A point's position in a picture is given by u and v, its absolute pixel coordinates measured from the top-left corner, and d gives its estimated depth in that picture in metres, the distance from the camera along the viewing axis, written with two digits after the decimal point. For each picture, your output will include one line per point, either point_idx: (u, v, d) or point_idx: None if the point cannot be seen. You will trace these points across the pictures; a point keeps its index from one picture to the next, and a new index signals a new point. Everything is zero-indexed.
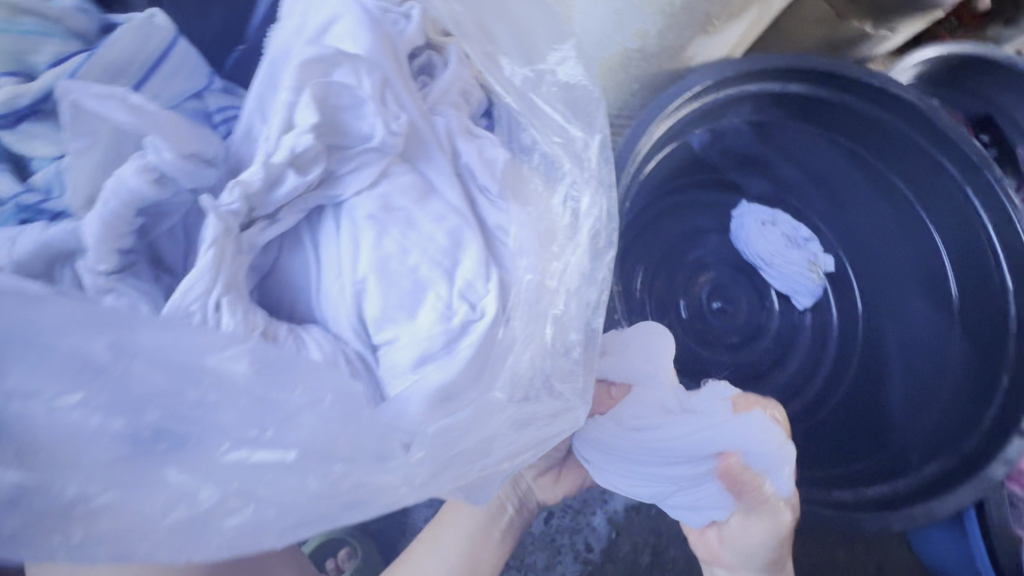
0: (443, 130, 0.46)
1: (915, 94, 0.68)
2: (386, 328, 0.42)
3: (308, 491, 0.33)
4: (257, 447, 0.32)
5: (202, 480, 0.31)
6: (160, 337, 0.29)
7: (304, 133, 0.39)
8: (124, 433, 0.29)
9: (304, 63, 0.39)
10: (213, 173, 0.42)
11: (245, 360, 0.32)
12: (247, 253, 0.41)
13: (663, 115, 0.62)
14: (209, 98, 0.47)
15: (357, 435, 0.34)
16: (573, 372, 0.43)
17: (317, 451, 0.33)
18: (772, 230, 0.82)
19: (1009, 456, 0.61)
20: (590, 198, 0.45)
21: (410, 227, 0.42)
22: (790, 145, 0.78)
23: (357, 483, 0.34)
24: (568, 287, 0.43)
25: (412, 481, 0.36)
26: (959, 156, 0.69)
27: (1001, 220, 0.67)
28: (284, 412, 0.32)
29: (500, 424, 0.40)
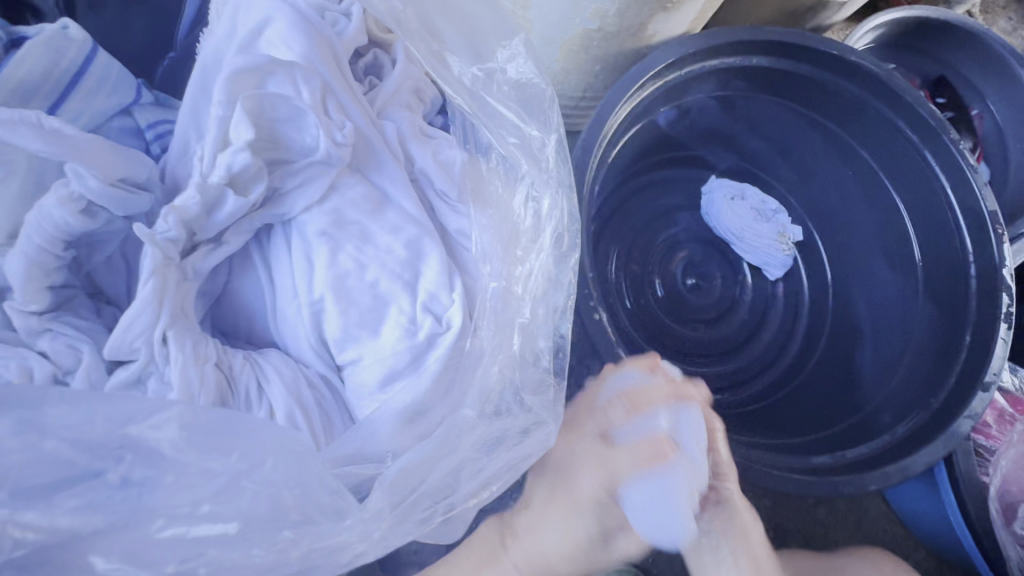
0: (393, 136, 0.44)
1: (872, 62, 0.70)
2: (348, 347, 0.40)
3: (254, 564, 0.30)
4: (194, 523, 0.29)
5: (133, 565, 0.28)
6: (67, 414, 0.28)
7: (239, 150, 0.36)
8: (41, 524, 0.27)
9: (234, 74, 0.36)
10: (147, 199, 0.39)
11: (172, 428, 0.29)
12: (193, 280, 0.38)
13: (626, 96, 0.61)
14: (139, 114, 0.44)
15: (306, 491, 0.31)
16: (543, 383, 0.39)
17: (261, 517, 0.30)
18: (740, 204, 0.82)
19: (975, 409, 0.61)
20: (550, 200, 0.42)
21: (366, 241, 0.40)
22: (755, 113, 0.78)
23: (311, 547, 0.31)
24: (534, 293, 0.40)
25: (370, 536, 0.32)
26: (915, 117, 0.71)
27: (957, 177, 0.69)
28: (223, 480, 0.30)
29: (468, 448, 0.36)
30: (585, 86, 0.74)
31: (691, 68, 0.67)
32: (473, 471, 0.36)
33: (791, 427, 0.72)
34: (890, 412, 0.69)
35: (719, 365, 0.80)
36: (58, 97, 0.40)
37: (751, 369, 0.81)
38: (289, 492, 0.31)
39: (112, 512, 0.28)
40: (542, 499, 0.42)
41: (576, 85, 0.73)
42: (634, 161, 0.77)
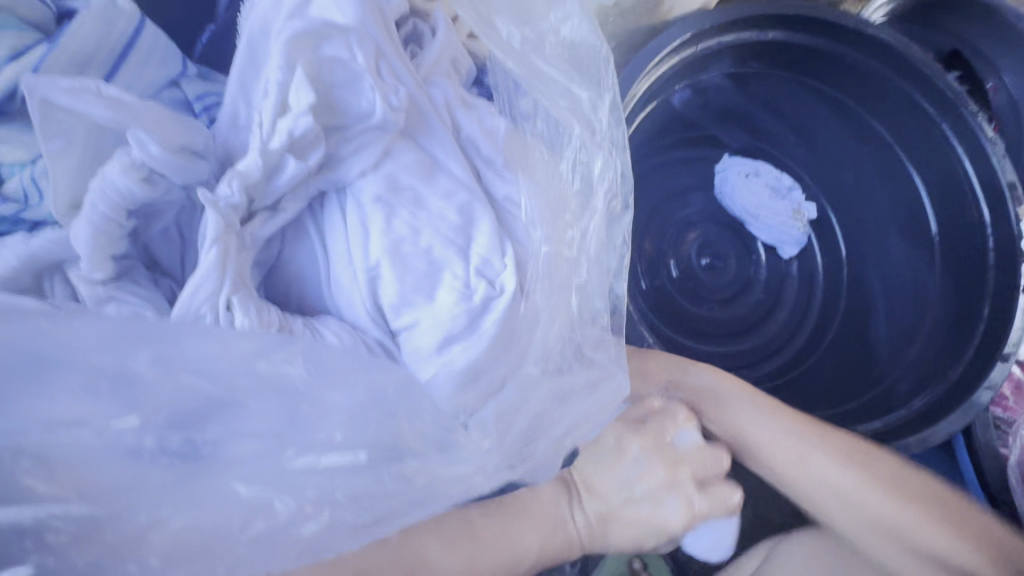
0: (441, 103, 0.44)
1: (890, 35, 0.67)
2: (404, 313, 0.40)
3: (382, 491, 0.31)
4: (325, 450, 0.30)
5: (274, 490, 0.29)
6: (205, 352, 0.29)
7: (302, 115, 0.36)
8: (180, 449, 0.27)
9: (294, 37, 0.36)
10: (205, 167, 0.39)
11: (298, 361, 0.31)
12: (251, 248, 0.39)
13: (647, 70, 0.61)
14: (186, 85, 0.44)
15: (418, 423, 0.33)
16: (603, 338, 0.41)
17: (384, 446, 0.31)
18: (755, 181, 0.83)
19: (994, 380, 0.60)
20: (603, 160, 0.42)
21: (419, 207, 0.41)
22: (769, 94, 0.78)
23: (432, 477, 0.33)
24: (589, 255, 0.41)
25: (485, 468, 0.35)
26: (934, 91, 0.68)
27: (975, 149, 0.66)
28: (343, 412, 0.31)
29: (545, 398, 0.38)
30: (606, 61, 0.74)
31: (720, 37, 0.66)
32: (555, 419, 0.38)
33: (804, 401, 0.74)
34: (907, 383, 0.69)
35: (737, 342, 0.82)
36: (111, 67, 0.40)
37: (770, 347, 0.82)
38: (405, 421, 0.33)
39: (247, 447, 0.29)
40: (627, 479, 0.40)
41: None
42: (657, 135, 0.77)
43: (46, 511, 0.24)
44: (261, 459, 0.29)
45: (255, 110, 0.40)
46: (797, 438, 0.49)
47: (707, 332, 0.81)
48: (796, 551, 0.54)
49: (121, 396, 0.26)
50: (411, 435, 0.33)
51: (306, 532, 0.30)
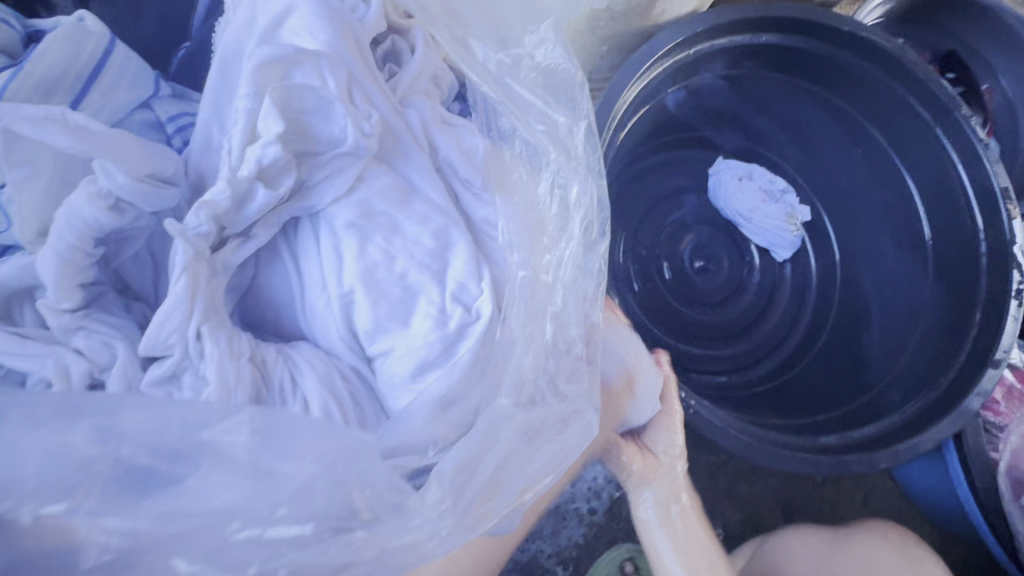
0: (417, 125, 0.43)
1: (890, 40, 0.68)
2: (379, 339, 0.40)
3: (326, 557, 0.31)
4: (270, 525, 0.30)
5: (210, 565, 0.29)
6: (142, 422, 0.28)
7: (269, 143, 0.35)
8: (116, 530, 0.27)
9: (261, 64, 0.36)
10: (175, 194, 0.38)
11: (245, 429, 0.29)
12: (223, 275, 0.38)
13: (637, 75, 0.60)
14: (159, 107, 0.43)
15: (370, 495, 0.31)
16: (576, 370, 0.40)
17: (332, 518, 0.31)
18: (749, 185, 0.82)
19: (986, 388, 0.62)
20: (579, 186, 0.42)
21: (394, 232, 0.40)
22: (764, 96, 0.77)
23: (385, 547, 0.32)
24: (564, 280, 0.41)
25: (438, 532, 0.33)
26: (930, 97, 0.68)
27: (970, 156, 0.68)
28: (294, 484, 0.30)
29: (512, 439, 0.37)
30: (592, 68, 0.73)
31: (713, 42, 0.65)
32: (520, 464, 0.37)
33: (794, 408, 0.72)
34: (898, 391, 0.69)
35: (728, 346, 0.82)
36: (77, 90, 0.39)
37: (756, 355, 0.82)
38: (359, 492, 0.31)
39: (189, 524, 0.28)
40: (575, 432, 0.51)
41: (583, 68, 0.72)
42: (646, 138, 0.76)
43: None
44: (206, 532, 0.29)
45: (228, 132, 0.39)
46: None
47: (698, 338, 0.81)
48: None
49: (58, 475, 0.26)
50: (362, 502, 0.31)
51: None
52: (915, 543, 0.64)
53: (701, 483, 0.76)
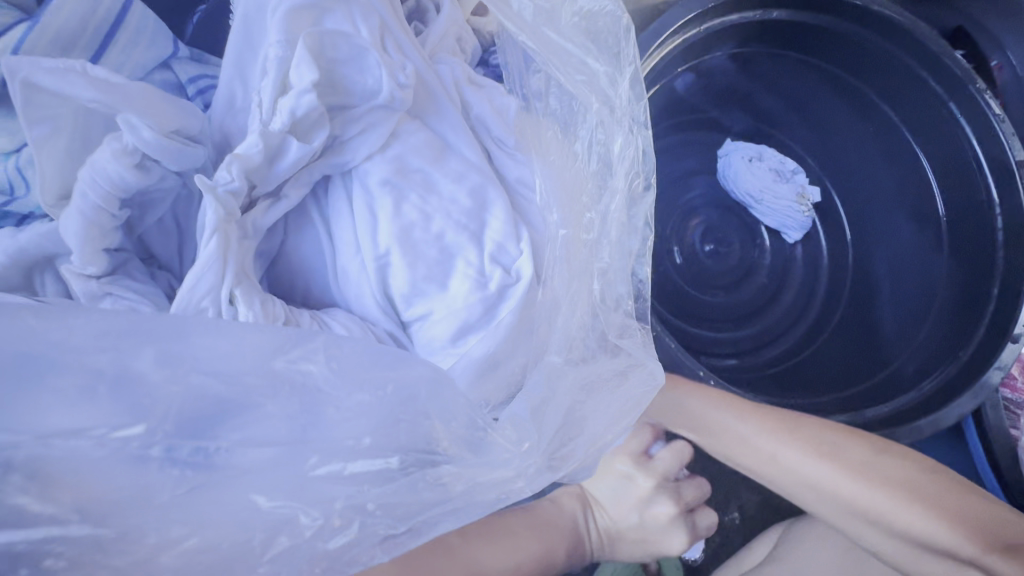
0: (449, 80, 0.42)
1: (900, 12, 0.63)
2: (416, 303, 0.39)
3: (422, 501, 0.31)
4: (354, 457, 0.29)
5: (303, 503, 0.28)
6: (214, 347, 0.27)
7: (304, 93, 0.33)
8: (192, 459, 0.26)
9: (292, 11, 0.34)
10: (202, 152, 0.37)
11: (320, 359, 0.29)
12: (253, 238, 0.37)
13: (661, 42, 0.58)
14: (177, 67, 0.41)
15: (450, 423, 0.31)
16: (627, 326, 0.37)
17: (416, 446, 0.30)
18: (759, 166, 0.80)
19: (1004, 362, 0.58)
20: (622, 138, 0.39)
21: (430, 190, 0.39)
22: (772, 74, 0.75)
23: (470, 483, 0.31)
24: (610, 238, 0.38)
25: (527, 472, 0.32)
26: (944, 71, 0.65)
27: (985, 129, 0.64)
28: (368, 415, 0.29)
29: (571, 392, 0.35)
30: None
31: (723, 19, 0.62)
32: (582, 416, 0.35)
33: (809, 385, 0.71)
34: (916, 364, 0.68)
35: (745, 325, 0.81)
36: (97, 44, 0.38)
37: (770, 336, 0.80)
38: (437, 420, 0.31)
39: (268, 453, 0.28)
40: (637, 513, 0.47)
41: None
42: (663, 116, 0.74)
43: (58, 529, 0.24)
44: (283, 467, 0.28)
45: (253, 90, 0.38)
46: (772, 439, 0.45)
47: (711, 318, 0.80)
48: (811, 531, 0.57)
49: (125, 407, 0.25)
50: (443, 433, 0.31)
51: (335, 545, 0.29)
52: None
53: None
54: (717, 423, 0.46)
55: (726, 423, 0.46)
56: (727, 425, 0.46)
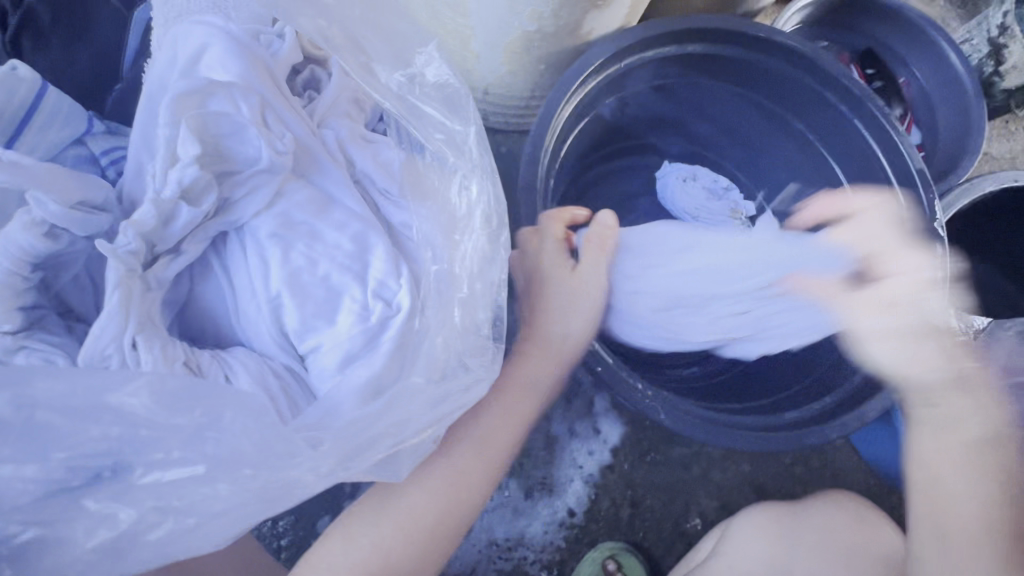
0: (333, 143, 0.48)
1: (798, 42, 0.72)
2: (308, 337, 0.44)
3: (223, 496, 0.35)
4: (168, 466, 0.34)
5: (118, 501, 0.34)
6: (55, 386, 0.31)
7: (189, 165, 0.39)
8: (39, 477, 0.32)
9: (179, 96, 0.40)
10: (106, 218, 0.42)
11: (143, 394, 0.32)
12: (157, 290, 0.42)
13: (567, 97, 0.65)
14: (91, 143, 0.47)
15: (266, 446, 0.34)
16: (485, 347, 0.43)
17: (226, 460, 0.34)
18: (693, 184, 0.86)
19: None
20: (478, 184, 0.45)
21: (315, 239, 0.44)
22: (696, 100, 0.82)
23: (268, 481, 0.35)
24: (471, 271, 0.44)
25: (318, 472, 0.36)
26: (844, 90, 0.73)
27: (885, 141, 0.72)
28: (186, 432, 0.33)
29: (417, 406, 0.39)
30: (533, 87, 0.84)
31: (641, 55, 0.71)
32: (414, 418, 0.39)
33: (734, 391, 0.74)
34: None
35: None
36: (11, 130, 0.43)
37: None
38: (246, 440, 0.34)
39: (97, 463, 0.33)
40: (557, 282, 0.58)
41: (531, 83, 0.83)
42: (587, 152, 0.81)
43: None
44: (110, 478, 0.33)
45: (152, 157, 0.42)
46: (974, 476, 0.52)
47: None
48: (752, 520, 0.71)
49: None
50: (246, 448, 0.34)
51: (154, 537, 0.35)
52: (866, 508, 0.71)
53: (678, 478, 0.82)
54: (956, 413, 0.54)
55: (962, 419, 0.54)
56: (948, 447, 0.54)
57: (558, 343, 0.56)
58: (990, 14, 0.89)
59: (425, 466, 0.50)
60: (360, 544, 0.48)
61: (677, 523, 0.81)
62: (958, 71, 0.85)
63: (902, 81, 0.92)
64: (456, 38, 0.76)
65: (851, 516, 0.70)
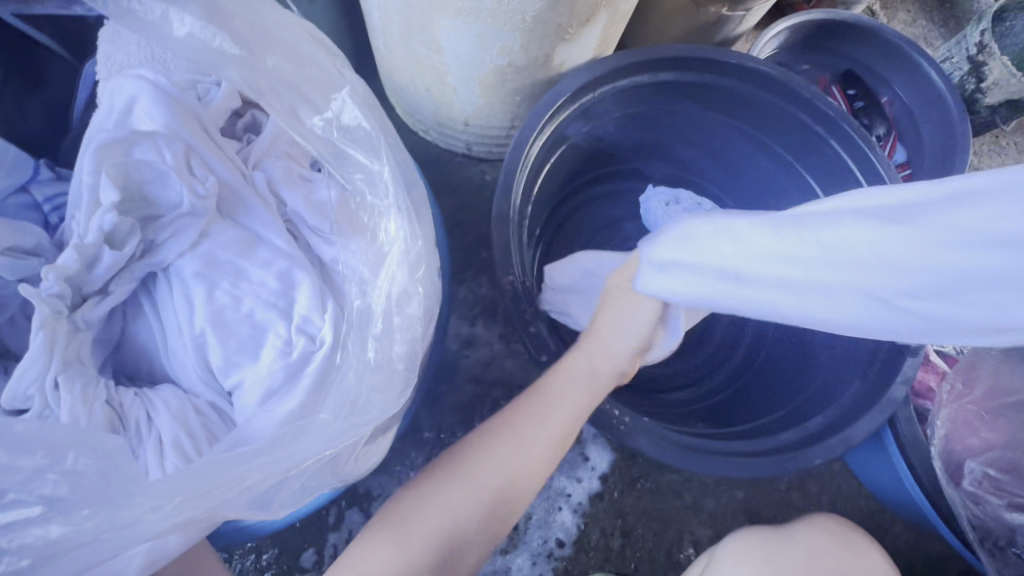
0: (262, 184, 0.49)
1: (770, 67, 0.72)
2: (232, 373, 0.45)
3: (48, 539, 0.33)
4: (4, 509, 0.33)
5: None
6: None
7: (107, 211, 0.42)
8: None
9: (101, 147, 0.43)
10: (36, 261, 0.44)
11: None
12: (86, 330, 0.43)
13: (542, 124, 0.65)
14: (35, 189, 0.49)
15: (107, 488, 0.34)
16: (394, 380, 0.43)
17: (64, 501, 0.33)
18: (676, 209, 0.83)
19: (907, 375, 0.60)
20: (394, 223, 0.46)
21: (239, 276, 0.46)
22: (676, 125, 0.82)
23: (109, 525, 0.33)
24: (390, 308, 0.44)
25: (162, 509, 0.34)
26: (816, 111, 0.74)
27: (865, 162, 0.73)
28: (25, 473, 0.33)
29: (318, 443, 0.39)
30: (512, 116, 0.85)
31: (615, 83, 0.70)
32: (285, 461, 0.38)
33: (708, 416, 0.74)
34: None
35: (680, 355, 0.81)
36: None
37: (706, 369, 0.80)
38: (93, 478, 0.34)
39: None
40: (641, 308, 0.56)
41: (507, 113, 0.84)
42: (562, 183, 0.81)
43: None
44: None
45: (73, 203, 0.44)
46: None
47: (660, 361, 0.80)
48: (738, 543, 0.66)
49: None
50: (98, 493, 0.33)
51: None
52: (851, 532, 0.65)
53: (667, 507, 0.80)
54: None
55: None
56: None
57: (607, 369, 0.56)
58: (968, 33, 0.90)
59: (494, 436, 0.53)
60: (432, 521, 0.49)
61: (670, 552, 0.79)
62: (941, 89, 0.87)
63: (885, 100, 0.94)
64: (432, 73, 0.78)
65: (837, 542, 0.64)
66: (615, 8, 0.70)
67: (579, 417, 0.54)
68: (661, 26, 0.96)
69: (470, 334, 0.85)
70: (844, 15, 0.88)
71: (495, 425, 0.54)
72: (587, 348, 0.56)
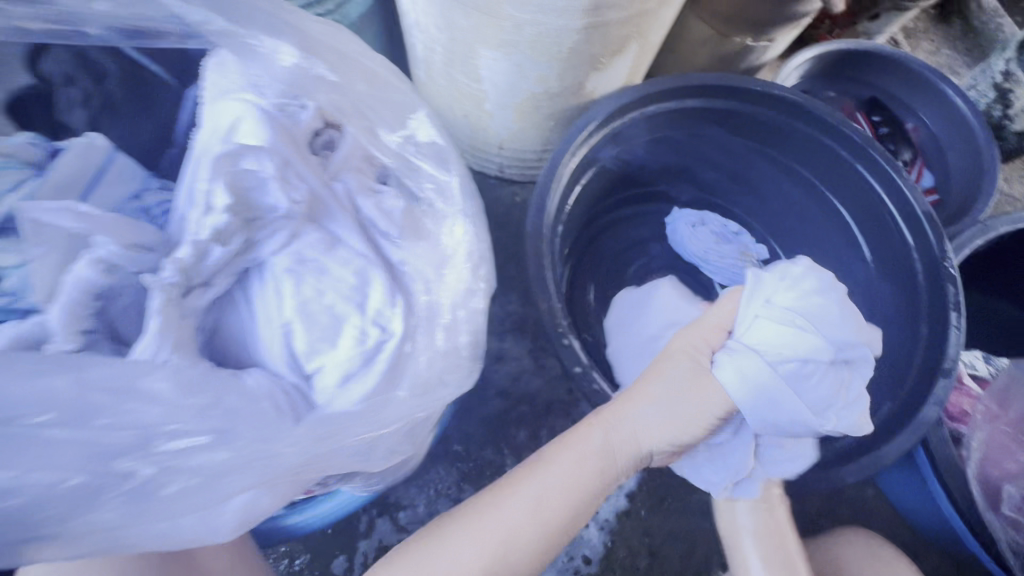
0: (342, 192, 0.55)
1: (797, 94, 0.77)
2: (314, 358, 0.50)
3: (218, 459, 0.45)
4: (180, 435, 0.44)
5: (143, 461, 0.43)
6: (103, 370, 0.41)
7: (219, 214, 0.48)
8: (95, 438, 0.41)
9: (217, 159, 0.49)
10: (151, 257, 0.50)
11: (166, 380, 0.43)
12: (192, 316, 0.48)
13: (575, 147, 0.70)
14: (147, 197, 0.56)
15: (252, 424, 0.46)
16: (460, 364, 0.56)
17: (224, 432, 0.45)
18: (702, 230, 0.91)
19: (940, 397, 0.64)
20: (461, 225, 0.59)
21: (322, 272, 0.51)
22: (697, 151, 0.87)
23: (257, 451, 0.45)
24: (457, 304, 0.56)
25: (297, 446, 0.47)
26: (843, 137, 0.78)
27: (888, 182, 0.77)
28: (197, 409, 0.44)
29: (403, 408, 0.51)
30: (545, 140, 0.91)
31: (646, 109, 0.75)
32: (378, 422, 0.50)
33: None
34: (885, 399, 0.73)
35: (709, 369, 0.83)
36: (85, 187, 0.53)
37: None
38: (247, 419, 0.46)
39: (132, 432, 0.42)
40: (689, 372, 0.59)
41: (540, 138, 0.90)
42: (596, 201, 0.87)
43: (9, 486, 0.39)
44: (133, 450, 0.42)
45: (187, 206, 0.51)
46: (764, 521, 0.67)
47: None
48: None
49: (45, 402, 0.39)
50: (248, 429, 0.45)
51: (169, 490, 0.44)
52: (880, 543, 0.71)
53: (696, 525, 0.82)
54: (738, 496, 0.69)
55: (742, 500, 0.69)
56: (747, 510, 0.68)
57: (620, 451, 0.57)
58: (992, 63, 0.94)
59: (480, 512, 0.53)
60: None
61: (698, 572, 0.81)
62: (965, 114, 0.91)
63: (910, 126, 0.99)
64: (471, 100, 0.85)
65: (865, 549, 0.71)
66: (646, 38, 0.76)
67: (579, 500, 0.55)
68: (686, 55, 1.02)
69: (501, 348, 0.89)
70: (867, 45, 0.92)
71: (490, 495, 0.55)
72: (608, 432, 0.57)
